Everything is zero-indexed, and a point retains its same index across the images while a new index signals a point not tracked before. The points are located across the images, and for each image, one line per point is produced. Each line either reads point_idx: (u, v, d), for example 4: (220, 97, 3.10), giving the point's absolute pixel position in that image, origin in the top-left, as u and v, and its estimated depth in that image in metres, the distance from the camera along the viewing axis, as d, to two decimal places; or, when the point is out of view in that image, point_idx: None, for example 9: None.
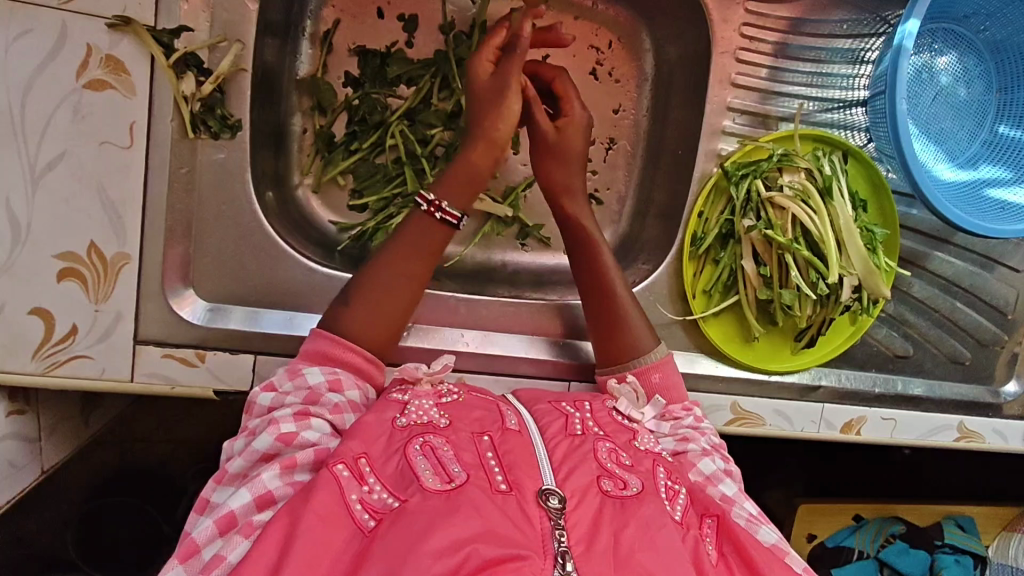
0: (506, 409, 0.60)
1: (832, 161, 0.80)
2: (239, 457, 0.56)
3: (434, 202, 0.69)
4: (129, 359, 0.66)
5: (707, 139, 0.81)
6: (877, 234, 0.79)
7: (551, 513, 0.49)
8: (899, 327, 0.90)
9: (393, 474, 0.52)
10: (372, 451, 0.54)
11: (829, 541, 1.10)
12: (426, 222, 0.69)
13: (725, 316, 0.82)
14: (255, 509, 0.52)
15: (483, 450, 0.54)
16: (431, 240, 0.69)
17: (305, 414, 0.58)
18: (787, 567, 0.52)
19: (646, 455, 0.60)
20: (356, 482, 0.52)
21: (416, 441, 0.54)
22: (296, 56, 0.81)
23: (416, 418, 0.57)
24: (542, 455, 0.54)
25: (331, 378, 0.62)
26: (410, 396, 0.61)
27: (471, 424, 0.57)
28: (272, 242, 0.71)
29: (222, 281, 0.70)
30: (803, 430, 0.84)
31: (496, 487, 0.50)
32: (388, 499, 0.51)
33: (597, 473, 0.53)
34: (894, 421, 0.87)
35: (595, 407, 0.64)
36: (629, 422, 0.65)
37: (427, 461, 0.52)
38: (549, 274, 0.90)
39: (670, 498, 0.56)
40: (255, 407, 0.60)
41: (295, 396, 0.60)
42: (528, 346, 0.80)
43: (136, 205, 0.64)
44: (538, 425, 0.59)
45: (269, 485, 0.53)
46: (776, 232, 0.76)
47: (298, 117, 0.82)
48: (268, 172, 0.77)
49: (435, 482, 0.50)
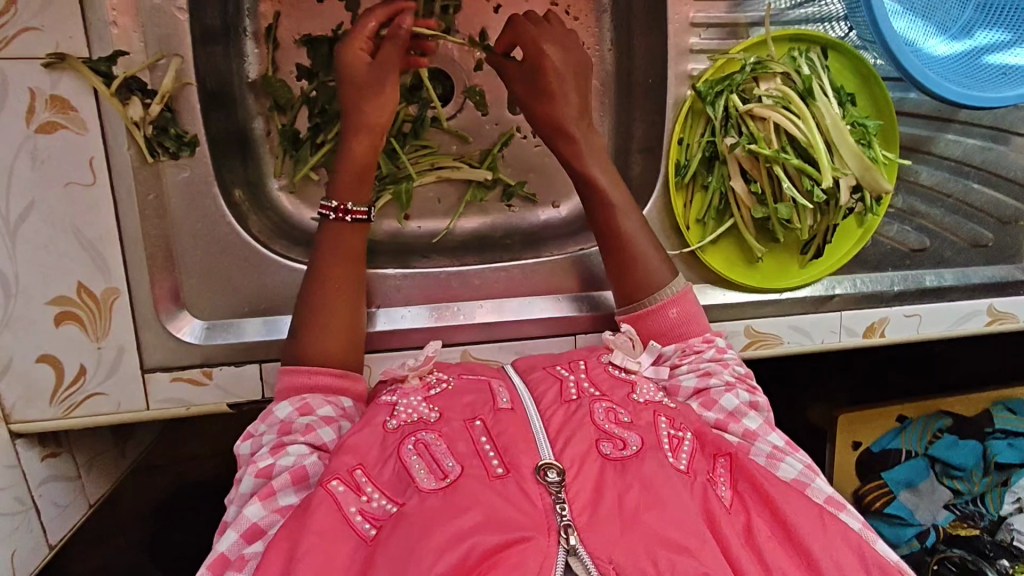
0: (497, 386, 0.63)
1: (810, 59, 0.74)
2: (232, 504, 0.58)
3: (337, 207, 0.70)
4: (140, 389, 0.68)
5: (675, 62, 0.76)
6: (870, 126, 0.72)
7: (550, 487, 0.52)
8: (911, 221, 0.85)
9: (388, 479, 0.55)
10: (368, 460, 0.57)
11: (875, 447, 1.15)
12: (338, 229, 0.70)
13: (724, 241, 0.79)
14: (245, 543, 0.54)
15: (476, 435, 0.57)
16: (349, 245, 0.70)
17: (282, 445, 0.60)
18: (804, 502, 0.55)
19: (646, 407, 0.61)
20: (354, 494, 0.54)
21: (409, 441, 0.57)
22: (244, 59, 0.79)
23: (407, 418, 0.60)
24: (538, 427, 0.57)
25: (299, 405, 0.63)
26: (398, 395, 0.63)
27: (462, 411, 0.60)
28: (252, 251, 0.70)
29: (215, 300, 0.70)
30: (825, 342, 0.83)
31: (493, 473, 0.53)
32: (386, 504, 0.54)
33: (597, 436, 0.56)
34: (918, 316, 0.85)
35: (590, 364, 0.65)
36: (626, 373, 0.65)
37: (421, 460, 0.55)
38: (542, 230, 0.90)
39: (673, 448, 0.57)
40: (240, 458, 0.62)
41: (269, 433, 0.61)
42: (528, 307, 0.80)
43: (114, 239, 0.65)
44: (533, 397, 0.61)
45: (253, 518, 0.55)
46: (760, 145, 0.71)
47: (258, 120, 0.81)
48: (239, 181, 0.78)
49: (430, 481, 0.53)
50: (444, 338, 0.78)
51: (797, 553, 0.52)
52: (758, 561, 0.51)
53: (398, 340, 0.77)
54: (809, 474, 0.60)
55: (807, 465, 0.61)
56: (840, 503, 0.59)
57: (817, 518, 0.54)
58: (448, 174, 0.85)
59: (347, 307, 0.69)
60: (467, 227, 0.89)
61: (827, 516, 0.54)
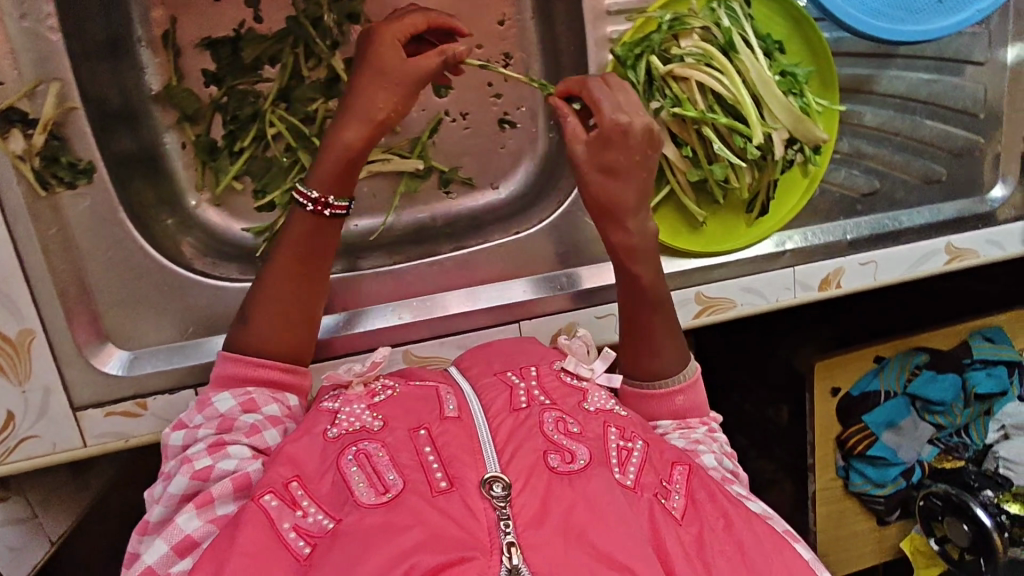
0: (445, 393, 0.62)
1: (730, 10, 0.69)
2: (158, 505, 0.56)
3: (318, 198, 0.64)
4: (74, 427, 0.66)
5: (593, 27, 0.72)
6: (797, 74, 0.69)
7: (495, 501, 0.51)
8: (859, 164, 0.82)
9: (327, 494, 0.54)
10: (305, 472, 0.56)
11: (854, 391, 1.14)
12: (309, 222, 0.65)
13: (666, 209, 0.76)
14: (175, 557, 0.53)
15: (420, 446, 0.55)
16: (317, 240, 0.66)
17: (221, 444, 0.58)
18: (757, 524, 0.55)
19: (597, 417, 0.61)
20: (289, 509, 0.53)
21: (349, 451, 0.56)
22: (142, 71, 0.75)
23: (348, 426, 0.59)
24: (485, 438, 0.56)
25: (243, 400, 0.61)
26: (341, 403, 0.62)
27: (406, 420, 0.59)
28: (171, 274, 0.68)
29: (140, 328, 0.67)
30: (779, 300, 0.81)
31: (436, 488, 0.52)
32: (323, 519, 0.52)
33: (545, 448, 0.55)
34: (874, 263, 0.82)
35: (541, 371, 0.65)
36: (578, 380, 0.66)
37: (361, 472, 0.54)
38: (483, 213, 0.87)
39: (620, 463, 0.57)
40: (170, 449, 0.60)
41: (208, 427, 0.60)
42: (469, 298, 0.77)
43: (19, 279, 0.62)
44: (481, 404, 0.60)
45: (187, 530, 0.53)
46: (686, 107, 0.67)
47: (169, 134, 0.77)
48: (156, 199, 0.75)
49: (370, 495, 0.52)
50: (388, 340, 0.75)
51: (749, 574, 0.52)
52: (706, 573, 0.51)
53: (340, 346, 0.74)
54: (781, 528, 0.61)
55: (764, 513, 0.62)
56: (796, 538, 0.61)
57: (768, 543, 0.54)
58: (378, 168, 0.81)
59: (291, 316, 0.65)
60: (407, 220, 0.86)
61: (782, 541, 0.55)
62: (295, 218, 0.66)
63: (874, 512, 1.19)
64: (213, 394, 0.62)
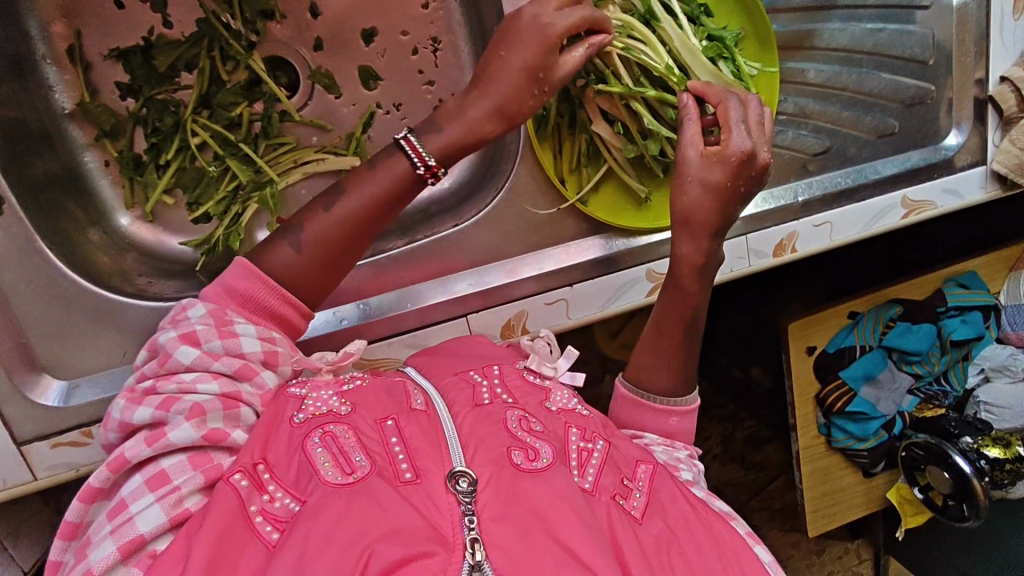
0: (412, 388, 0.62)
1: None
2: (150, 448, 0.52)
3: (433, 165, 0.62)
4: (21, 463, 0.65)
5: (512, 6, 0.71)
6: (725, 37, 0.66)
7: (460, 496, 0.50)
8: (806, 124, 0.80)
9: (293, 474, 0.53)
10: (271, 457, 0.54)
11: (829, 348, 1.13)
12: (410, 178, 0.63)
13: (607, 187, 0.74)
14: (167, 529, 0.50)
15: (388, 436, 0.55)
16: (396, 197, 0.64)
17: (236, 401, 0.56)
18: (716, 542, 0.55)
19: (559, 417, 0.62)
20: (256, 492, 0.52)
21: (315, 433, 0.55)
22: (52, 89, 0.73)
23: (315, 411, 0.57)
24: (450, 432, 0.56)
25: (267, 349, 0.59)
26: (308, 390, 0.60)
27: (375, 410, 0.58)
28: (101, 298, 0.66)
29: (75, 355, 0.66)
30: (734, 270, 0.80)
31: (401, 478, 0.52)
32: (289, 503, 0.51)
33: (508, 444, 0.55)
34: (829, 224, 0.81)
35: (505, 371, 0.66)
36: (541, 379, 0.68)
37: (327, 452, 0.53)
38: (432, 204, 0.84)
39: (580, 464, 0.57)
40: (172, 363, 0.55)
41: (226, 364, 0.56)
42: (412, 297, 0.73)
43: None
44: (445, 400, 0.60)
45: (189, 506, 0.51)
46: (609, 83, 0.65)
47: (90, 152, 0.75)
48: (85, 220, 0.73)
49: (337, 475, 0.51)
50: None
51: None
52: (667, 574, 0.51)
53: None
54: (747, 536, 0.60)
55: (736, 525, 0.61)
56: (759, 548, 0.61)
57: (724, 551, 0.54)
58: (313, 169, 0.80)
59: (338, 255, 0.64)
60: None
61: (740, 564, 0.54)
62: (395, 157, 0.63)
63: (859, 466, 1.18)
64: (234, 318, 0.59)
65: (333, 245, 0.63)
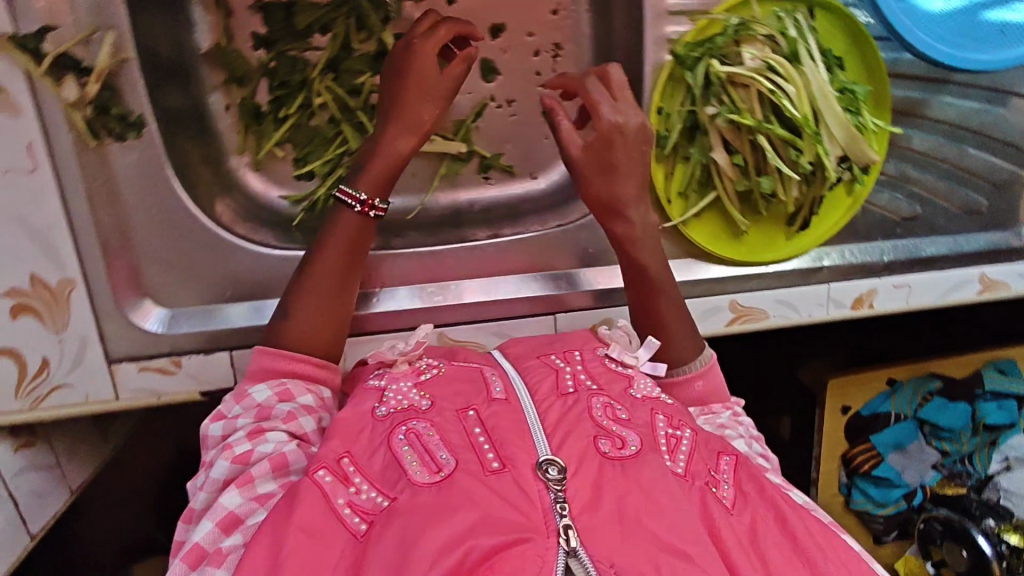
0: (490, 375, 0.63)
1: (797, 18, 0.68)
2: (201, 491, 0.57)
3: (366, 200, 0.68)
4: (108, 380, 0.67)
5: (653, 25, 0.69)
6: (859, 91, 0.69)
7: (550, 484, 0.51)
8: (903, 188, 0.81)
9: (379, 470, 0.55)
10: (354, 449, 0.57)
11: (863, 410, 1.13)
12: (358, 221, 0.69)
13: (707, 215, 0.76)
14: (222, 533, 0.53)
15: (471, 427, 0.56)
16: (352, 241, 0.69)
17: (260, 429, 0.59)
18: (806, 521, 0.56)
19: (644, 405, 0.62)
20: (342, 485, 0.54)
21: (399, 430, 0.57)
22: (192, 27, 0.74)
23: (396, 406, 0.60)
24: (534, 421, 0.57)
25: (278, 391, 0.63)
26: (387, 381, 0.64)
27: (454, 401, 0.60)
28: (214, 235, 0.68)
29: (179, 285, 0.68)
30: (811, 315, 0.81)
31: (489, 467, 0.52)
32: (377, 497, 0.53)
33: (595, 434, 0.56)
34: (908, 287, 0.82)
35: (585, 357, 0.66)
36: (623, 367, 0.67)
37: (413, 450, 0.55)
38: (521, 203, 0.86)
39: (671, 450, 0.58)
40: (209, 438, 0.61)
41: (246, 416, 0.61)
42: (505, 288, 0.78)
43: (63, 228, 0.62)
44: (527, 386, 0.61)
45: (230, 506, 0.54)
46: (743, 115, 0.67)
47: (215, 94, 0.77)
48: (200, 160, 0.74)
49: (424, 474, 0.53)
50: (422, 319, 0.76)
51: (803, 561, 0.53)
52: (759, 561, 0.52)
53: (372, 323, 0.76)
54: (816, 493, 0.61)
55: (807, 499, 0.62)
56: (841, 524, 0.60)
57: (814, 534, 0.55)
58: (421, 148, 0.81)
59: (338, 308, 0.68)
60: (443, 202, 0.85)
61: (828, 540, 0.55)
62: (341, 214, 0.69)
63: (873, 532, 1.16)
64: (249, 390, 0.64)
65: (330, 304, 0.67)
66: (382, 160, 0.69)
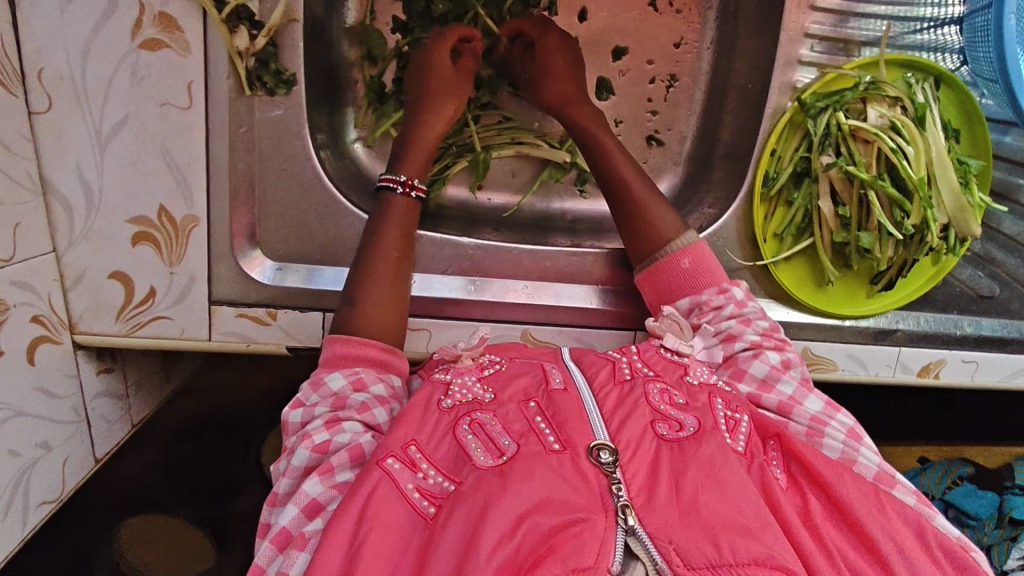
0: (550, 367, 0.63)
1: (925, 90, 0.73)
2: (284, 477, 0.57)
3: (406, 182, 0.70)
4: (206, 319, 0.68)
5: (782, 71, 0.74)
6: (971, 166, 0.72)
7: (606, 468, 0.51)
8: (985, 267, 0.85)
9: (445, 457, 0.55)
10: (421, 436, 0.57)
11: None
12: (405, 204, 0.70)
13: (797, 261, 0.78)
14: (305, 519, 0.54)
15: (531, 415, 0.57)
16: (405, 224, 0.70)
17: (336, 420, 0.59)
18: (858, 484, 0.54)
19: (702, 389, 0.61)
20: (410, 471, 0.54)
21: (464, 421, 0.57)
22: (343, 4, 0.78)
23: (461, 398, 0.60)
24: (593, 406, 0.57)
25: (352, 379, 0.62)
26: (453, 375, 0.63)
27: (516, 394, 0.59)
28: (332, 198, 0.70)
29: (289, 240, 0.70)
30: (878, 374, 0.82)
31: (550, 448, 0.53)
32: (444, 482, 0.53)
33: (651, 417, 0.56)
34: (975, 363, 0.83)
35: (642, 348, 0.66)
36: (677, 356, 0.65)
37: (477, 439, 0.55)
38: (609, 220, 0.88)
39: (731, 429, 0.57)
40: (289, 426, 0.61)
41: (323, 405, 0.60)
42: (593, 297, 0.79)
43: (200, 166, 0.64)
44: (585, 377, 0.62)
45: (312, 494, 0.55)
46: (859, 168, 0.71)
47: (349, 69, 0.80)
48: (323, 127, 0.77)
49: (488, 458, 0.53)
50: (506, 314, 0.77)
51: (860, 538, 0.51)
52: (818, 544, 0.51)
53: (458, 310, 0.77)
54: (855, 444, 0.59)
55: (850, 433, 0.60)
56: (892, 476, 0.57)
57: (874, 501, 0.53)
58: (528, 150, 0.83)
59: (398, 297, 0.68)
60: (536, 206, 0.87)
61: (883, 500, 0.53)
62: (392, 199, 0.70)
63: None
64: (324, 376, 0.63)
65: (391, 290, 0.67)
66: (437, 125, 0.73)
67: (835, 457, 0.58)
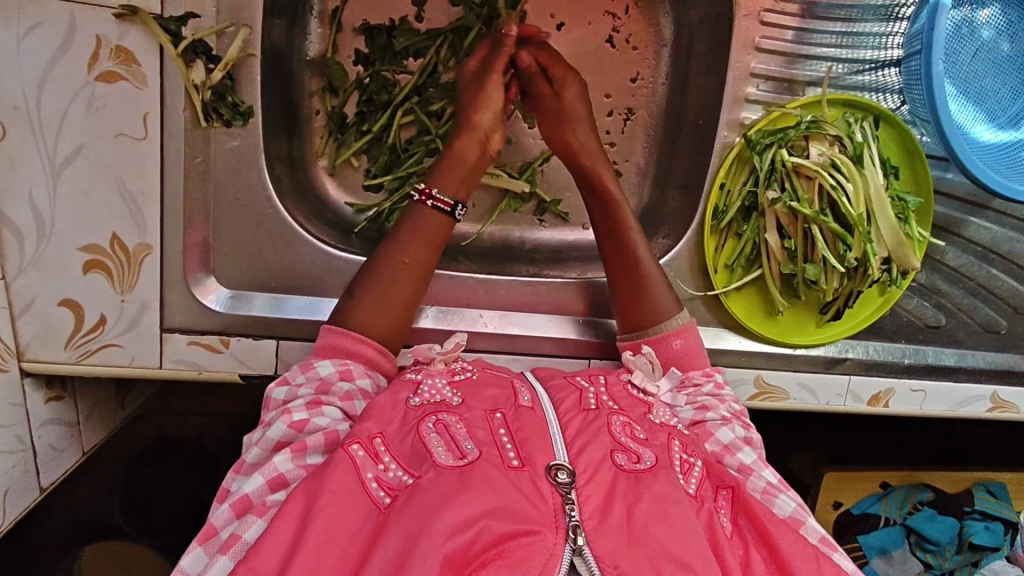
0: (519, 385, 0.63)
1: (863, 128, 0.76)
2: (255, 447, 0.58)
3: (423, 190, 0.71)
4: (157, 347, 0.68)
5: (729, 109, 0.77)
6: (909, 203, 0.75)
7: (561, 488, 0.51)
8: (931, 297, 0.86)
9: (408, 452, 0.55)
10: (388, 430, 0.57)
11: (856, 509, 1.06)
12: (427, 214, 0.71)
13: (748, 290, 0.80)
14: (268, 490, 0.55)
15: (496, 426, 0.57)
16: (429, 231, 0.70)
17: (317, 403, 0.60)
18: (800, 541, 0.53)
19: (662, 428, 0.62)
20: (372, 461, 0.54)
21: (429, 420, 0.57)
22: (306, 36, 0.79)
23: (430, 398, 0.60)
24: (555, 430, 0.56)
25: (341, 369, 0.63)
26: (424, 376, 0.63)
27: (484, 402, 0.60)
28: (288, 228, 0.71)
29: (243, 268, 0.70)
30: (829, 403, 0.83)
31: (509, 463, 0.53)
32: (403, 476, 0.53)
33: (611, 447, 0.55)
34: (924, 392, 0.85)
35: (609, 380, 0.66)
36: (643, 394, 0.66)
37: (441, 439, 0.55)
38: (569, 248, 0.89)
39: (684, 471, 0.58)
40: (271, 401, 0.63)
41: (306, 388, 0.62)
42: (549, 325, 0.80)
43: (154, 196, 0.65)
44: (551, 401, 0.61)
45: (281, 469, 0.55)
46: (802, 204, 0.73)
47: (309, 99, 0.81)
48: (282, 155, 0.77)
49: (449, 459, 0.53)
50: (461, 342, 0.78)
51: None
52: None
53: (412, 337, 0.77)
54: (803, 510, 0.61)
55: (799, 503, 0.62)
56: (833, 545, 0.59)
57: (812, 558, 0.52)
58: (487, 180, 0.84)
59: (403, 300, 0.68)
60: (497, 235, 0.89)
61: (822, 557, 0.53)
62: (418, 212, 0.71)
63: None
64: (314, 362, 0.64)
65: (396, 289, 0.68)
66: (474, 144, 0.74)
67: (785, 518, 0.60)
